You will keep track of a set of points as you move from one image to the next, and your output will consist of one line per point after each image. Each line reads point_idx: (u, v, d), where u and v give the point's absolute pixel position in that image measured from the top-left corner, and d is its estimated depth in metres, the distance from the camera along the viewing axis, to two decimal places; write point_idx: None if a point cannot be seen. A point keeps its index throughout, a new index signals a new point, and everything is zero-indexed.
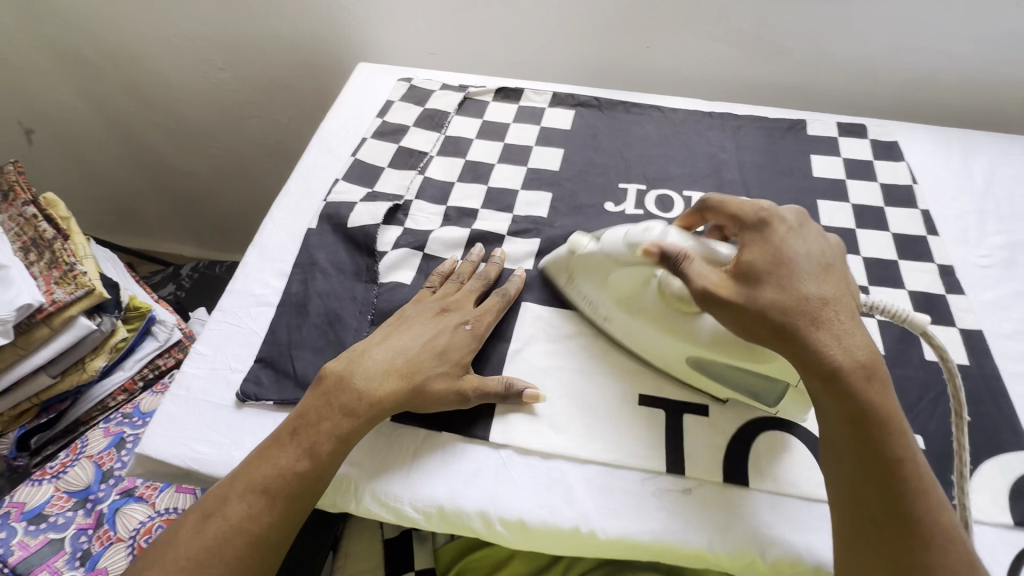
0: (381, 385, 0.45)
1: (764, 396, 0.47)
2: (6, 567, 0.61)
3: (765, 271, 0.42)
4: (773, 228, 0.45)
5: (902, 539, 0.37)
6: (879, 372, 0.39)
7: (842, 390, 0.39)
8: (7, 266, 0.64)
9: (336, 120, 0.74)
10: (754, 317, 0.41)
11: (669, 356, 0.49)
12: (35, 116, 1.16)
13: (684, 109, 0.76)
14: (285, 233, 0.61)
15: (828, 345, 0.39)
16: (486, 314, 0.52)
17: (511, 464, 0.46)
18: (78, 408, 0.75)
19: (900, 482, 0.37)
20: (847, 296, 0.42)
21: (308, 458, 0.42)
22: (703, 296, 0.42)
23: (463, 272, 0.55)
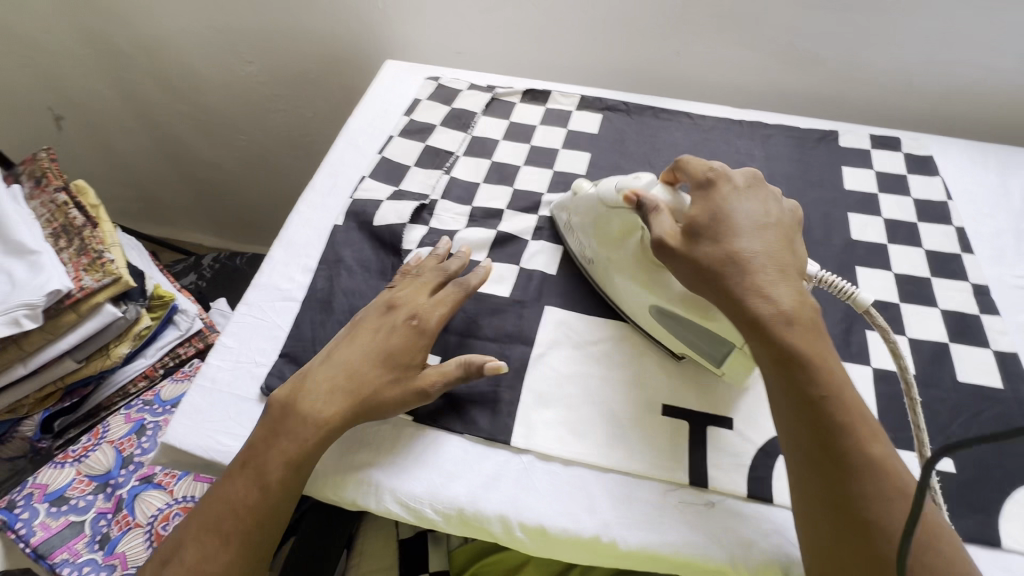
0: (329, 405, 0.45)
1: (708, 354, 0.49)
2: (28, 547, 0.62)
3: (708, 226, 0.46)
4: (719, 187, 0.49)
5: (840, 474, 0.39)
6: (808, 318, 0.42)
7: (764, 334, 0.41)
8: (38, 253, 0.65)
9: (363, 116, 0.74)
10: (695, 267, 0.45)
11: (635, 302, 0.52)
12: (65, 104, 1.18)
13: (713, 116, 0.75)
14: (311, 229, 0.62)
15: (755, 295, 0.42)
16: (440, 305, 0.50)
17: (533, 469, 0.46)
18: (100, 393, 0.76)
19: (828, 419, 0.39)
20: (783, 250, 0.45)
21: (255, 490, 0.43)
22: (658, 247, 0.47)
23: (420, 267, 0.54)
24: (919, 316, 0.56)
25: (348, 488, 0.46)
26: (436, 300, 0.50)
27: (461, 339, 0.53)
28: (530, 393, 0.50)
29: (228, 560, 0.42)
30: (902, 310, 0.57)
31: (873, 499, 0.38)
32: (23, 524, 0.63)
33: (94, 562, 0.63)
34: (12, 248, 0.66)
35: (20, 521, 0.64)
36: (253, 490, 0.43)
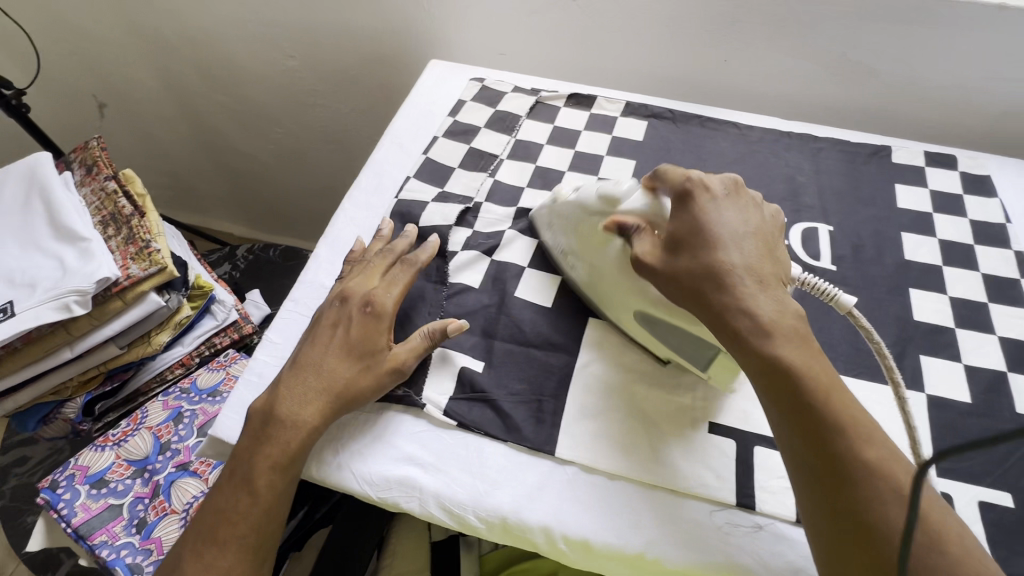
0: (306, 407, 0.46)
1: (693, 359, 0.49)
2: (70, 527, 0.64)
3: (685, 241, 0.45)
4: (694, 197, 0.47)
5: (832, 480, 0.37)
6: (790, 328, 0.40)
7: (739, 341, 0.41)
8: (88, 240, 0.66)
9: (407, 116, 0.74)
10: (672, 282, 0.44)
11: (619, 309, 0.51)
12: (109, 92, 1.21)
13: (761, 126, 0.74)
14: (356, 228, 0.63)
15: (734, 308, 0.41)
16: (392, 287, 0.52)
17: (577, 482, 0.46)
18: (139, 377, 0.78)
19: (819, 423, 0.38)
20: (763, 261, 0.44)
21: (245, 497, 0.45)
22: (637, 263, 0.46)
23: (370, 258, 0.55)
24: (975, 342, 0.55)
25: (391, 490, 0.46)
26: (387, 283, 0.52)
27: (504, 345, 0.53)
28: (574, 403, 0.49)
29: (227, 565, 0.43)
30: (959, 335, 0.55)
31: (876, 505, 0.36)
32: (66, 504, 0.65)
33: (132, 545, 0.64)
34: (65, 235, 0.67)
35: (62, 501, 0.65)
36: (243, 497, 0.45)
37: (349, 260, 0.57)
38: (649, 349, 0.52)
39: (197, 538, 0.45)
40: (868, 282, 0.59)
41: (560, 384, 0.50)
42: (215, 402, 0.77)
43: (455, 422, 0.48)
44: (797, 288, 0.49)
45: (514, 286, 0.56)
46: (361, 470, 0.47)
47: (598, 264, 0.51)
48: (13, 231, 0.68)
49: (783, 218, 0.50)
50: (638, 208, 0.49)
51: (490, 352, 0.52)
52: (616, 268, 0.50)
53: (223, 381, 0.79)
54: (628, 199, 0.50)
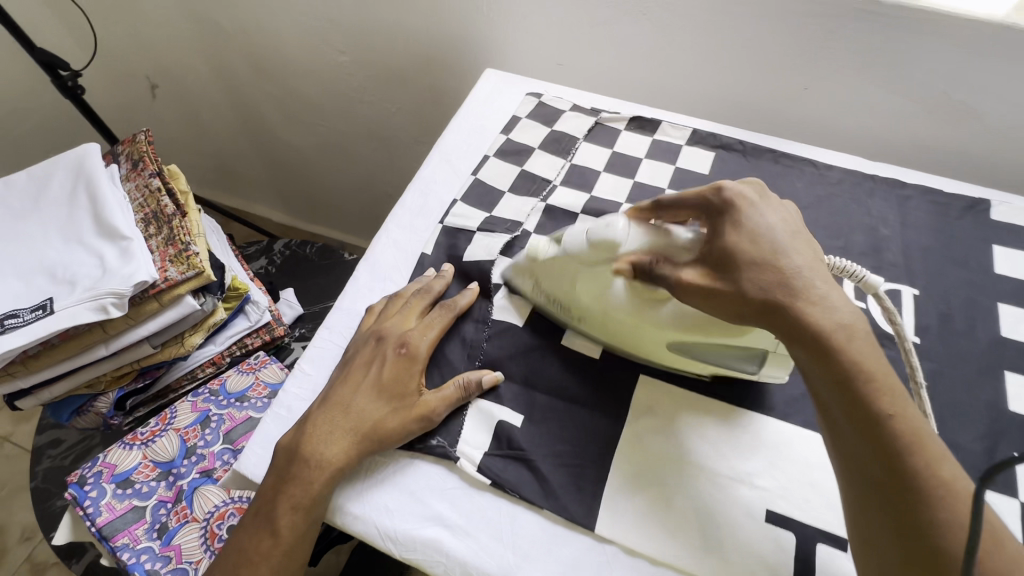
0: (334, 446, 0.45)
1: (744, 363, 0.47)
2: (94, 526, 0.64)
3: (741, 250, 0.41)
4: (733, 206, 0.43)
5: (906, 499, 0.34)
6: (866, 335, 0.37)
7: (826, 352, 0.37)
8: (129, 240, 0.66)
9: (458, 130, 0.70)
10: (737, 301, 0.40)
11: (649, 344, 0.48)
12: (161, 74, 1.21)
13: (841, 167, 0.67)
14: (397, 251, 0.60)
15: (812, 315, 0.37)
16: (427, 330, 0.51)
17: (615, 563, 0.43)
18: (171, 374, 0.77)
19: (896, 442, 0.35)
20: (823, 264, 0.41)
21: (268, 538, 0.45)
22: (679, 291, 0.42)
23: (401, 298, 0.54)
24: None
25: (417, 551, 0.43)
26: (423, 326, 0.51)
27: (546, 398, 0.49)
28: (616, 472, 0.46)
29: None
30: None
31: (952, 529, 0.33)
32: (92, 501, 0.66)
33: (151, 551, 0.64)
34: (106, 232, 0.66)
35: (89, 498, 0.66)
36: (266, 537, 0.45)
37: (381, 300, 0.55)
38: (686, 370, 0.49)
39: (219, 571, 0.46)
40: (957, 359, 0.53)
41: (606, 450, 0.46)
42: (243, 407, 0.75)
43: (489, 481, 0.45)
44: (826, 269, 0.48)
45: (560, 333, 0.52)
46: (386, 527, 0.44)
47: (611, 306, 0.48)
48: (57, 224, 0.68)
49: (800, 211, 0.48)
50: (638, 246, 0.46)
51: (531, 405, 0.49)
52: (632, 314, 0.47)
53: (251, 386, 0.78)
54: (628, 238, 0.46)
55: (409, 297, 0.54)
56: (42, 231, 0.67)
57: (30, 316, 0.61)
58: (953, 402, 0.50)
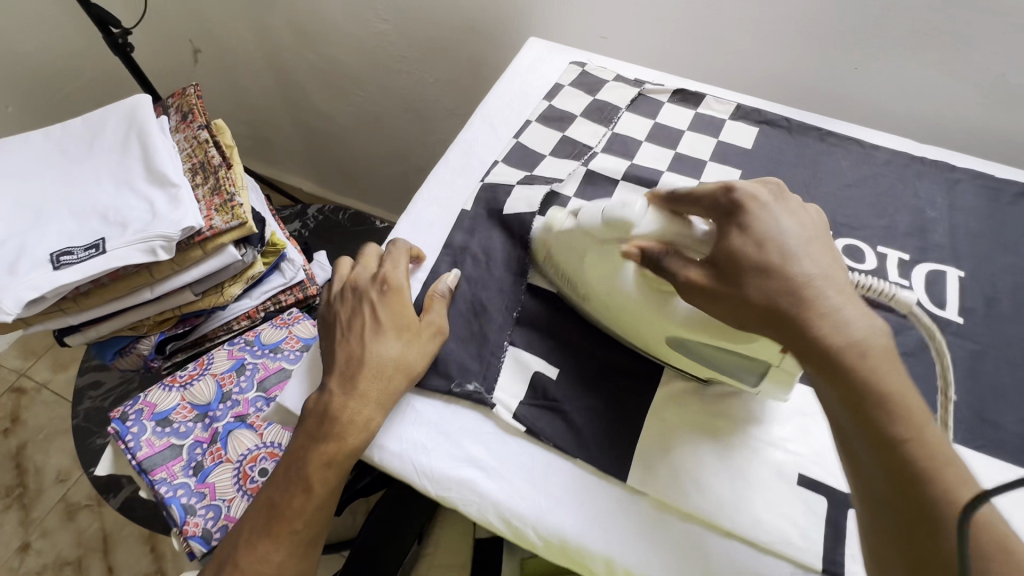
0: (364, 402, 0.46)
1: (745, 374, 0.45)
2: (135, 460, 0.67)
3: (746, 257, 0.40)
4: (746, 209, 0.41)
5: (920, 526, 0.32)
6: (882, 351, 0.36)
7: (834, 369, 0.36)
8: (177, 187, 0.68)
9: (501, 95, 0.71)
10: (738, 306, 0.39)
11: (649, 335, 0.47)
12: (205, 39, 1.24)
13: (889, 148, 0.66)
14: (439, 207, 0.61)
15: (821, 329, 0.36)
16: (398, 263, 0.52)
17: (642, 512, 0.44)
18: (208, 324, 0.80)
19: (909, 464, 0.33)
20: (839, 272, 0.40)
21: (301, 494, 0.46)
22: (686, 293, 0.42)
23: (368, 255, 0.55)
24: None
25: (451, 492, 0.44)
26: (391, 262, 0.53)
27: (580, 354, 0.50)
28: (647, 431, 0.46)
29: (282, 557, 0.46)
30: None
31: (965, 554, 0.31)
32: (133, 436, 0.69)
33: (187, 486, 0.67)
34: (157, 179, 0.68)
35: (130, 433, 0.69)
36: (299, 493, 0.46)
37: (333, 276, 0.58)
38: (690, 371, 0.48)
39: (251, 528, 0.47)
40: (1001, 342, 0.52)
41: (639, 407, 0.47)
42: (277, 358, 0.78)
43: (525, 428, 0.47)
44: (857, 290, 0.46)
45: None
46: (421, 463, 0.46)
47: (617, 296, 0.47)
48: (110, 168, 0.70)
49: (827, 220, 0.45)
50: (653, 231, 0.45)
51: (566, 359, 0.50)
52: (637, 303, 0.46)
53: (285, 339, 0.80)
54: (641, 219, 0.45)
55: (374, 250, 0.56)
56: (95, 175, 0.69)
57: (85, 254, 0.63)
58: (994, 384, 0.49)
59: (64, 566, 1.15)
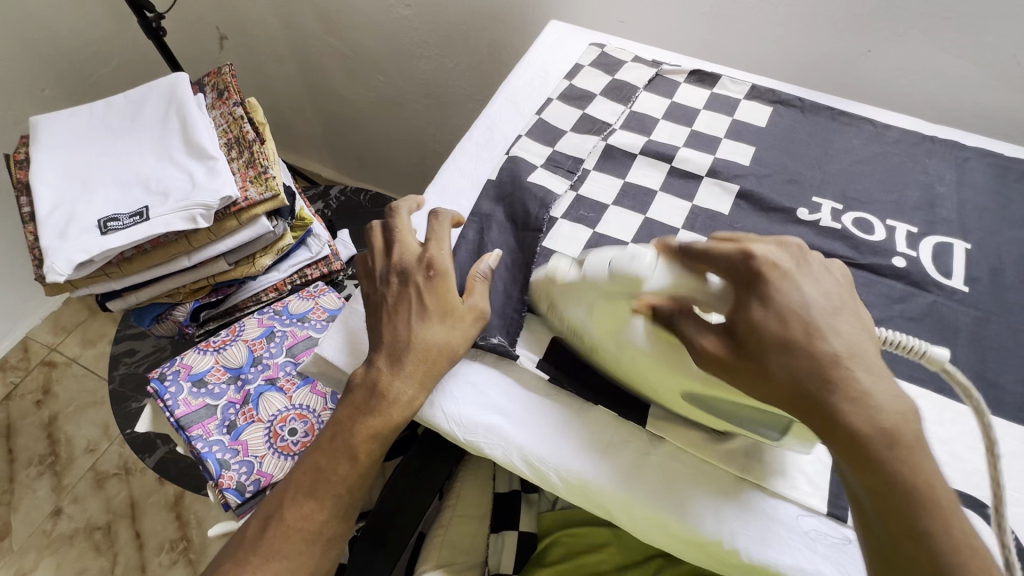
0: (410, 381, 0.48)
1: (765, 428, 0.45)
2: (174, 417, 0.71)
3: (769, 331, 0.38)
4: (766, 279, 0.39)
5: None
6: (912, 438, 0.36)
7: (866, 460, 0.36)
8: (215, 158, 0.71)
9: (524, 74, 0.73)
10: (763, 383, 0.38)
11: (665, 390, 0.46)
12: (232, 25, 1.27)
13: (900, 127, 0.68)
14: (465, 179, 0.64)
15: (852, 417, 0.36)
16: (442, 245, 0.53)
17: (653, 456, 0.48)
18: (239, 295, 0.84)
19: (932, 551, 0.34)
20: (866, 342, 0.39)
21: (346, 461, 0.48)
22: (702, 361, 0.40)
23: (405, 220, 0.55)
24: None
25: (478, 436, 0.48)
26: (436, 242, 0.53)
27: None
28: None
29: (324, 516, 0.48)
30: None
31: None
32: (171, 395, 0.73)
33: (222, 443, 0.70)
34: (195, 152, 0.72)
35: (169, 392, 0.73)
36: (344, 460, 0.49)
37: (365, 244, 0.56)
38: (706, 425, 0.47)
39: (293, 491, 0.49)
40: (1004, 310, 0.54)
41: None
42: (305, 327, 0.81)
43: (547, 377, 0.51)
44: (881, 345, 0.42)
45: None
46: (452, 412, 0.50)
47: (628, 348, 0.45)
48: (151, 142, 0.74)
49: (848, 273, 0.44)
50: (664, 285, 0.42)
51: None
52: (650, 358, 0.45)
53: (312, 309, 0.83)
54: (652, 274, 0.42)
55: (408, 224, 0.55)
56: (138, 148, 0.73)
57: (130, 220, 0.67)
58: (997, 348, 0.52)
59: (94, 531, 1.20)
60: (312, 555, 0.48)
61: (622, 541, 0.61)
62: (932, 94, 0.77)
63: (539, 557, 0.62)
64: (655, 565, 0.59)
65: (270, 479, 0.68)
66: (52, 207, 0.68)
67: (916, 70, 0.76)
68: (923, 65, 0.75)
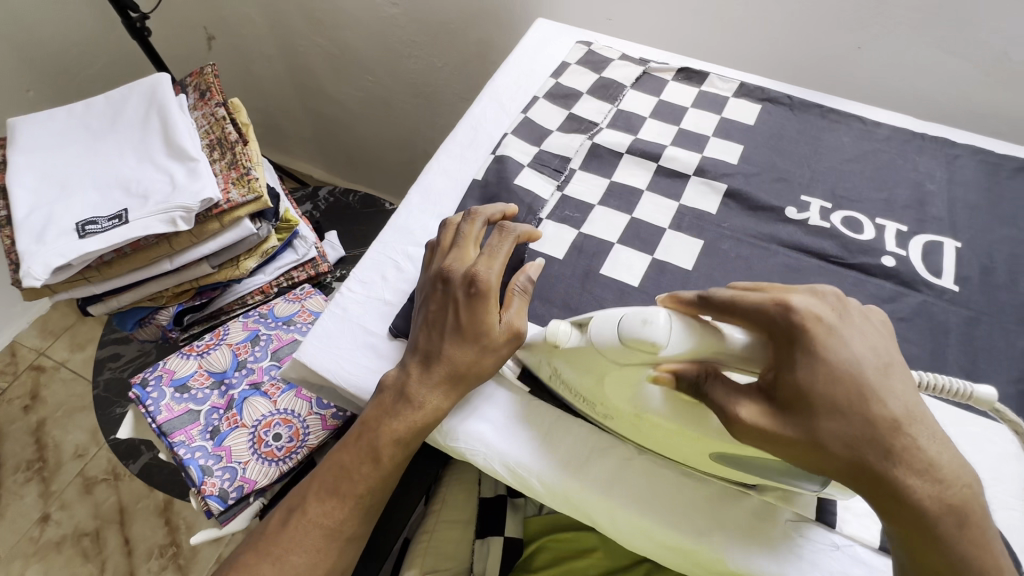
0: (435, 391, 0.47)
1: (806, 479, 0.41)
2: (155, 423, 0.70)
3: (818, 394, 0.36)
4: (811, 333, 0.37)
5: None
6: (976, 511, 0.36)
7: (932, 539, 0.35)
8: (196, 159, 0.70)
9: (509, 73, 0.72)
10: (812, 452, 0.36)
11: (690, 450, 0.44)
12: (218, 25, 1.25)
13: (890, 124, 0.67)
14: (449, 180, 0.64)
15: (921, 493, 0.35)
16: (494, 261, 0.49)
17: (638, 460, 0.47)
18: (224, 298, 0.83)
19: None
20: (919, 399, 0.37)
21: (369, 463, 0.47)
22: (740, 432, 0.37)
23: (475, 226, 0.52)
24: None
25: (457, 443, 0.48)
26: (488, 257, 0.49)
27: None
28: None
29: (343, 516, 0.47)
30: None
31: None
32: (152, 401, 0.71)
33: (205, 449, 0.69)
34: (176, 153, 0.71)
35: (150, 398, 0.71)
36: (366, 462, 0.47)
37: (436, 237, 0.54)
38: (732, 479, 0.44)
39: (316, 484, 0.48)
40: (996, 309, 0.53)
41: None
42: (290, 330, 0.80)
43: (528, 388, 0.51)
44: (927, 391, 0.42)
45: (600, 262, 0.55)
46: (470, 431, 0.48)
47: (646, 413, 0.43)
48: (131, 144, 0.72)
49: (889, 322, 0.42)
50: (684, 352, 0.40)
51: None
52: (672, 423, 0.43)
53: (298, 312, 0.82)
54: (669, 338, 0.40)
55: (477, 231, 0.52)
56: (118, 150, 0.72)
57: (108, 223, 0.66)
58: (988, 348, 0.51)
59: (82, 537, 1.19)
60: (326, 552, 0.47)
61: (610, 546, 0.60)
62: (923, 90, 0.76)
63: (526, 561, 0.61)
64: (644, 570, 0.58)
65: (254, 486, 0.66)
66: (29, 211, 0.66)
67: (906, 66, 0.75)
68: (912, 61, 0.74)
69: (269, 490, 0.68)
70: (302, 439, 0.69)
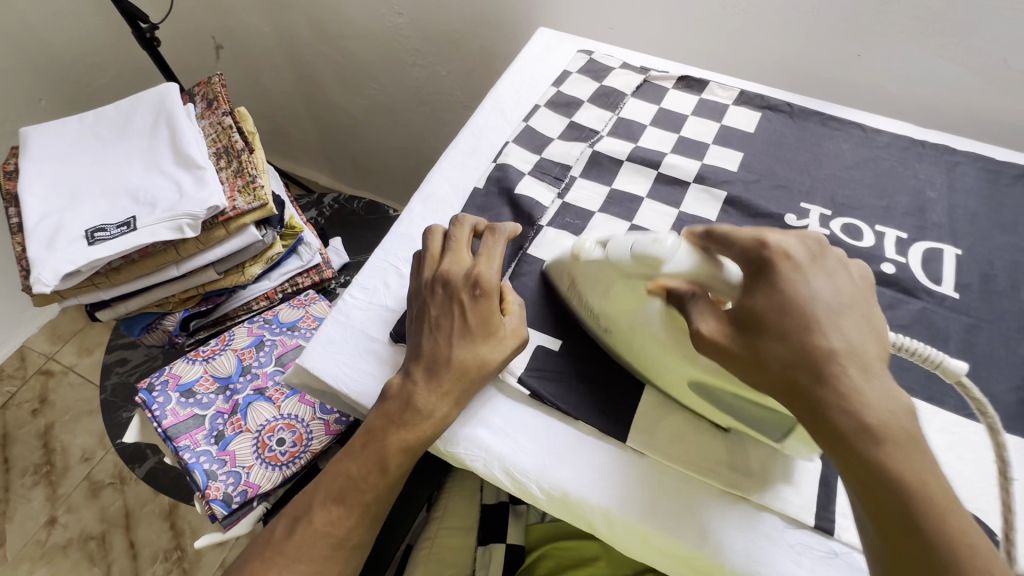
0: (443, 399, 0.47)
1: (767, 428, 0.44)
2: (161, 427, 0.71)
3: (766, 319, 0.38)
4: (775, 268, 0.39)
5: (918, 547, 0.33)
6: (901, 438, 0.34)
7: (846, 452, 0.35)
8: (203, 167, 0.71)
9: (511, 82, 0.73)
10: (751, 369, 0.38)
11: (672, 375, 0.46)
12: (228, 35, 1.27)
13: (890, 131, 0.67)
14: (451, 187, 0.64)
15: (838, 410, 0.35)
16: (493, 261, 0.51)
17: (638, 466, 0.47)
18: (230, 303, 0.84)
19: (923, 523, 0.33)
20: (872, 343, 0.37)
21: (375, 473, 0.47)
22: (699, 344, 0.39)
23: (461, 231, 0.53)
24: None
25: (459, 448, 0.48)
26: (487, 258, 0.51)
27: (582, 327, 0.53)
28: (647, 399, 0.49)
29: (351, 526, 0.47)
30: None
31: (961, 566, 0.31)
32: (159, 406, 0.73)
33: (209, 453, 0.69)
34: (183, 161, 0.72)
35: (156, 403, 0.73)
36: (373, 471, 0.47)
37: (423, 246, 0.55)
38: (710, 416, 0.48)
39: (322, 493, 0.48)
40: (996, 316, 0.53)
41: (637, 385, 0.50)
42: (294, 335, 0.81)
43: (528, 392, 0.50)
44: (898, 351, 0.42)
45: None
46: (467, 434, 0.49)
47: (643, 327, 0.45)
48: (140, 152, 0.74)
49: (870, 273, 0.42)
50: (684, 270, 0.41)
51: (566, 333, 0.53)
52: (661, 342, 0.44)
53: (302, 318, 0.83)
54: (673, 255, 0.42)
55: (467, 237, 0.54)
56: (126, 159, 0.73)
57: (117, 231, 0.67)
58: (988, 355, 0.51)
59: (89, 540, 1.20)
60: (334, 561, 0.47)
61: (612, 555, 0.60)
62: (923, 98, 0.77)
63: (528, 569, 0.61)
64: None
65: (257, 490, 0.67)
66: (39, 218, 0.68)
67: (906, 74, 0.76)
68: (912, 69, 0.75)
69: (272, 494, 0.69)
70: (305, 444, 0.70)
